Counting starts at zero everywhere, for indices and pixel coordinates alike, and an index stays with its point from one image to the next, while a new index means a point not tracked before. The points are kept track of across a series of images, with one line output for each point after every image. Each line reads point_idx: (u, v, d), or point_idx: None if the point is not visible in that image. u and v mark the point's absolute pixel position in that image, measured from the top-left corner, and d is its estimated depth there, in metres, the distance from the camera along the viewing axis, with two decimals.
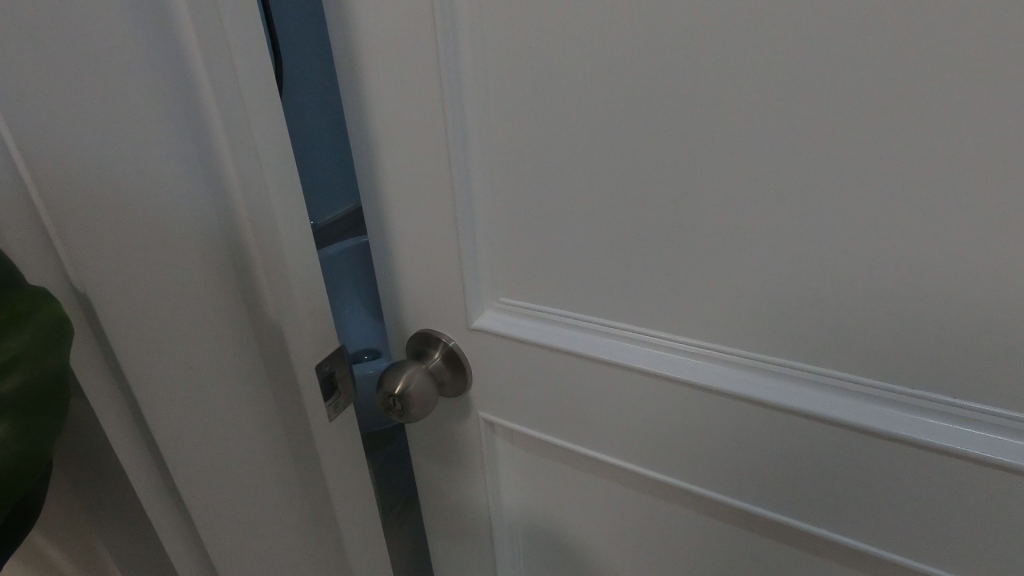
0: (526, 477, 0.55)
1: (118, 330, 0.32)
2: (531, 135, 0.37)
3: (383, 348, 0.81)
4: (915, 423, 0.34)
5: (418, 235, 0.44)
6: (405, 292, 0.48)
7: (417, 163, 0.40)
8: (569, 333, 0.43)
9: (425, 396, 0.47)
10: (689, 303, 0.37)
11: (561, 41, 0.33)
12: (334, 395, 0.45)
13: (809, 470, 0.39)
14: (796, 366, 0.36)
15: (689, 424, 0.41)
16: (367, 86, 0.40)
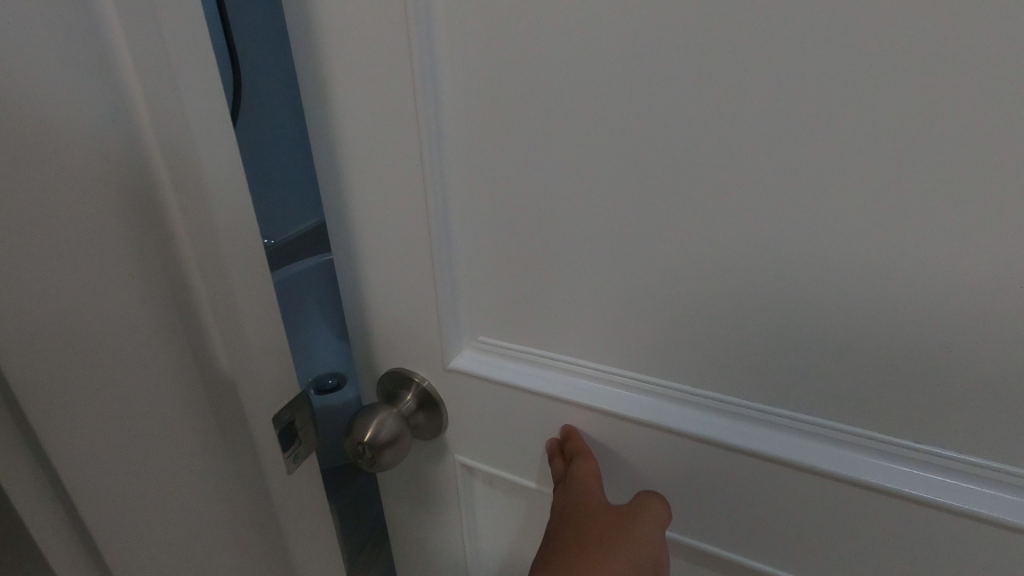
0: (504, 521, 0.52)
1: (40, 398, 0.26)
2: (514, 162, 0.33)
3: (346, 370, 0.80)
4: (909, 478, 0.32)
5: (392, 266, 0.41)
6: (377, 325, 0.45)
7: (390, 190, 0.37)
8: (544, 373, 0.40)
9: (398, 443, 0.43)
10: (684, 349, 0.34)
11: (550, 63, 0.30)
12: (294, 445, 0.41)
13: (794, 521, 0.37)
14: (773, 411, 0.34)
15: (671, 472, 0.39)
16: (337, 107, 0.36)
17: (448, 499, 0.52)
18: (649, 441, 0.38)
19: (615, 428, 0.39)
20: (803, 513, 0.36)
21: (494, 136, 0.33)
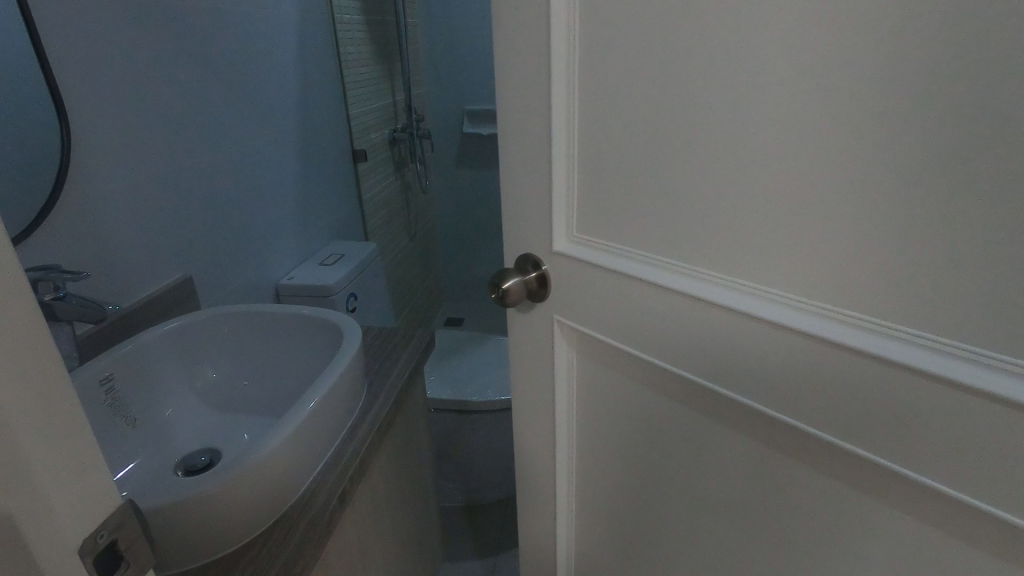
0: (610, 392, 0.60)
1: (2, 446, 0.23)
2: (607, 88, 0.47)
3: (222, 445, 0.74)
4: (897, 348, 0.36)
5: (526, 177, 0.57)
6: (518, 224, 0.60)
7: (528, 117, 0.53)
8: (645, 258, 0.50)
9: (516, 296, 0.61)
10: (776, 197, 0.39)
11: (629, 19, 0.43)
12: (119, 570, 0.29)
13: (817, 395, 0.41)
14: (814, 302, 0.39)
15: (732, 349, 0.45)
16: (508, 62, 0.53)
17: (548, 375, 0.66)
18: (692, 317, 0.47)
19: (682, 306, 0.47)
20: (769, 390, 0.44)
21: (584, 92, 0.49)
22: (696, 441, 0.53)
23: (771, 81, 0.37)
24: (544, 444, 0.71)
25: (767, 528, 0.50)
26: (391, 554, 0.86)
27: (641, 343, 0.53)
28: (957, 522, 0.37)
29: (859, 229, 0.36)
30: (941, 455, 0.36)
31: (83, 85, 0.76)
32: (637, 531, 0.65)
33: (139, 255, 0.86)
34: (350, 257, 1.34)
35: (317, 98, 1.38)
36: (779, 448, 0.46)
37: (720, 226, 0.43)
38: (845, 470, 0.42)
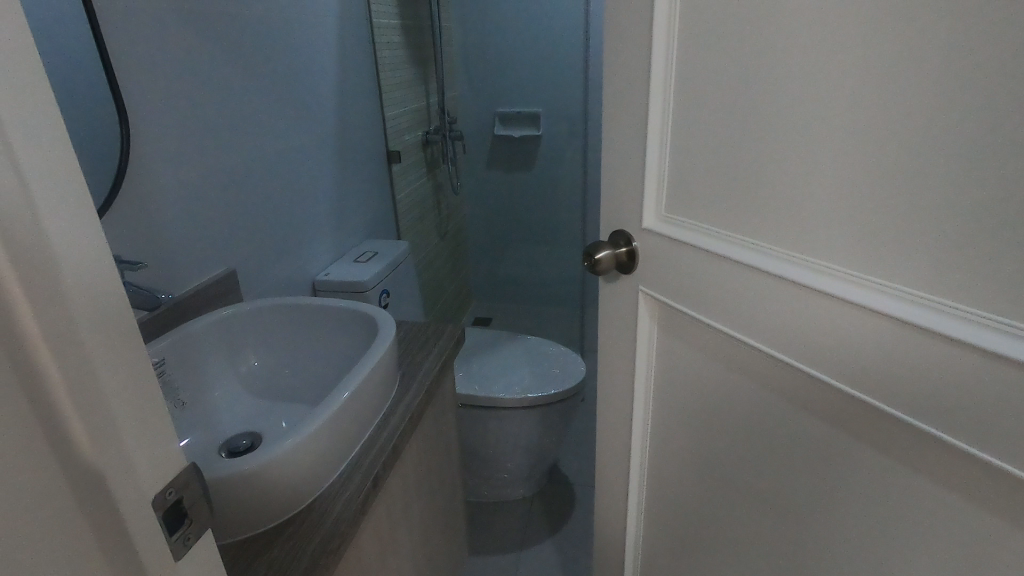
0: (681, 361, 0.66)
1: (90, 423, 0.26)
2: (696, 84, 0.54)
3: (262, 430, 0.77)
4: (925, 314, 0.39)
5: (620, 159, 0.64)
6: (610, 201, 0.68)
7: (627, 105, 0.61)
8: (714, 233, 0.56)
9: (605, 266, 0.68)
10: (820, 175, 0.44)
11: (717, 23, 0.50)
12: (183, 525, 0.32)
13: (846, 356, 0.45)
14: (846, 268, 0.44)
15: (778, 313, 0.50)
16: (613, 59, 0.62)
17: (625, 340, 0.73)
18: (755, 289, 0.52)
19: (739, 275, 0.53)
20: (803, 352, 0.49)
21: (675, 86, 0.56)
22: (750, 408, 0.57)
23: (823, 77, 0.42)
24: (618, 405, 0.79)
25: (807, 496, 0.53)
26: (419, 540, 0.88)
27: (706, 312, 0.58)
28: (967, 486, 0.40)
29: (899, 204, 0.40)
30: (961, 418, 0.38)
31: (140, 92, 0.81)
32: (692, 496, 0.70)
33: (187, 248, 0.91)
34: (383, 255, 1.38)
35: (354, 101, 1.43)
36: (810, 415, 0.50)
37: (783, 205, 0.48)
38: (881, 437, 0.45)
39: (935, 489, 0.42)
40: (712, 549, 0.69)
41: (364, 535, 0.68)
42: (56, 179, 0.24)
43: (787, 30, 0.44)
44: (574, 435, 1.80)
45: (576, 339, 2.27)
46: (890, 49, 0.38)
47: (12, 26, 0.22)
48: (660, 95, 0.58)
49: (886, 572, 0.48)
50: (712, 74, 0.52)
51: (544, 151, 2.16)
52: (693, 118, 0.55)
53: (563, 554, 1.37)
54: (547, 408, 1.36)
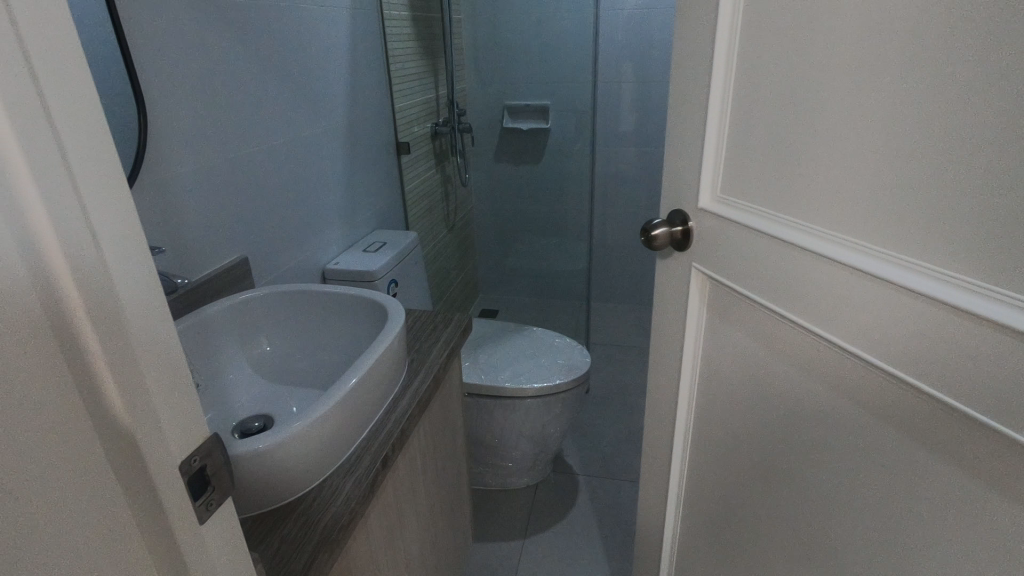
0: (727, 332, 0.73)
1: (133, 403, 0.29)
2: (752, 80, 0.61)
3: (273, 413, 0.79)
4: (934, 286, 0.44)
5: (687, 147, 0.73)
6: (677, 183, 0.77)
7: (694, 98, 0.69)
8: (762, 214, 0.62)
9: (661, 242, 0.79)
10: (849, 162, 0.51)
11: (773, 26, 0.57)
12: (206, 493, 0.34)
13: (865, 322, 0.51)
14: (872, 244, 0.50)
15: (809, 284, 0.56)
16: (686, 58, 0.70)
17: (680, 311, 0.81)
18: (791, 262, 0.58)
19: (777, 250, 0.60)
20: (827, 319, 0.55)
21: (736, 80, 0.63)
22: (781, 374, 0.63)
23: (856, 76, 0.49)
24: (671, 371, 0.87)
25: (827, 454, 0.58)
26: (426, 522, 0.90)
27: (750, 284, 0.65)
28: (962, 446, 0.45)
29: (914, 187, 0.45)
30: (958, 378, 0.43)
31: (160, 87, 0.83)
32: (728, 460, 0.76)
33: (203, 234, 0.93)
34: (392, 245, 1.40)
35: (365, 91, 1.44)
36: (834, 379, 0.56)
37: (821, 186, 0.54)
38: (893, 399, 0.50)
39: (933, 451, 0.47)
40: (744, 509, 0.75)
41: (372, 516, 0.70)
42: (94, 162, 0.26)
43: (827, 33, 0.50)
44: (579, 425, 1.82)
45: (582, 331, 2.28)
46: (914, 52, 0.44)
47: (64, 48, 0.24)
48: (721, 87, 0.65)
49: (891, 527, 0.53)
50: (765, 67, 0.58)
51: (553, 144, 2.17)
52: (747, 108, 0.62)
53: (567, 541, 1.40)
54: (553, 398, 1.38)
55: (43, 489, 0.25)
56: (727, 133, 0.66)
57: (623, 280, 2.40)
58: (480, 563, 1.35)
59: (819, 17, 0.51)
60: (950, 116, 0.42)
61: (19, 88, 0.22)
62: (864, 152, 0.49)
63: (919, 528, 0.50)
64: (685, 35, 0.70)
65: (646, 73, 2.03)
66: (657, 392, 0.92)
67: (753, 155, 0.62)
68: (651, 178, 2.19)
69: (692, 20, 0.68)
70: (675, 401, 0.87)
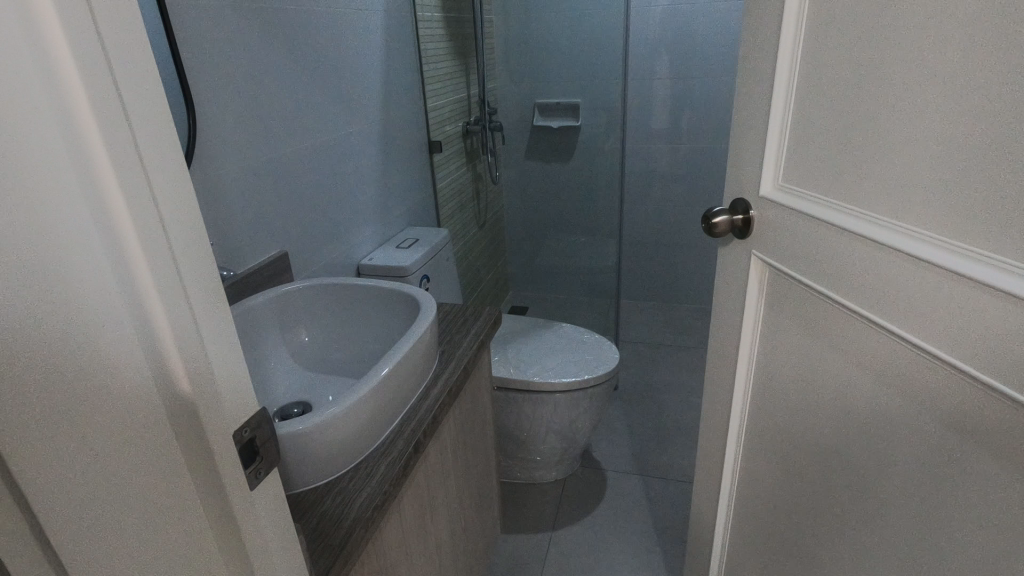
0: (782, 318, 0.74)
1: (189, 372, 0.32)
2: (813, 72, 0.62)
3: (312, 400, 0.83)
4: (983, 270, 0.46)
5: (749, 138, 0.74)
6: (738, 173, 0.78)
7: (758, 90, 0.71)
8: (816, 201, 0.64)
9: (721, 230, 0.80)
10: (905, 151, 0.52)
11: (834, 18, 0.58)
12: (255, 462, 0.37)
13: (914, 305, 0.52)
14: (922, 230, 0.51)
15: (860, 270, 0.58)
16: (751, 50, 0.71)
17: (739, 299, 0.82)
18: (844, 248, 0.60)
19: (830, 237, 0.61)
20: (878, 303, 0.56)
21: (797, 72, 0.64)
22: (834, 360, 0.65)
23: (915, 66, 0.50)
24: (728, 358, 0.88)
25: (877, 438, 0.60)
26: (458, 505, 0.94)
27: (804, 270, 0.67)
28: (1005, 428, 0.46)
29: (967, 176, 0.47)
30: (1005, 362, 0.45)
31: (212, 89, 0.88)
32: (781, 447, 0.78)
33: (246, 230, 0.97)
34: (425, 241, 1.43)
35: (399, 91, 1.48)
36: (884, 362, 0.57)
37: (876, 174, 0.55)
38: (942, 385, 0.51)
39: (979, 434, 0.48)
40: (794, 496, 0.76)
41: (405, 498, 0.73)
42: (159, 156, 0.29)
43: (888, 25, 0.52)
44: (615, 421, 1.83)
45: (612, 328, 2.28)
46: (972, 44, 0.45)
47: (133, 47, 0.27)
48: (786, 76, 0.66)
49: (937, 512, 0.54)
50: (830, 59, 0.59)
51: (585, 142, 2.18)
52: (811, 96, 0.62)
53: (596, 535, 1.41)
54: (582, 392, 1.39)
55: (127, 445, 0.29)
56: (789, 123, 0.66)
57: (657, 278, 2.40)
58: (508, 554, 1.38)
59: (882, 9, 0.52)
60: (1005, 105, 0.43)
61: (104, 93, 0.26)
62: (924, 141, 0.50)
63: (968, 518, 0.51)
64: (753, 25, 0.70)
65: (683, 69, 2.01)
66: (716, 379, 0.93)
67: (813, 144, 0.63)
68: (695, 175, 2.16)
69: (760, 13, 0.69)
70: (731, 389, 0.88)
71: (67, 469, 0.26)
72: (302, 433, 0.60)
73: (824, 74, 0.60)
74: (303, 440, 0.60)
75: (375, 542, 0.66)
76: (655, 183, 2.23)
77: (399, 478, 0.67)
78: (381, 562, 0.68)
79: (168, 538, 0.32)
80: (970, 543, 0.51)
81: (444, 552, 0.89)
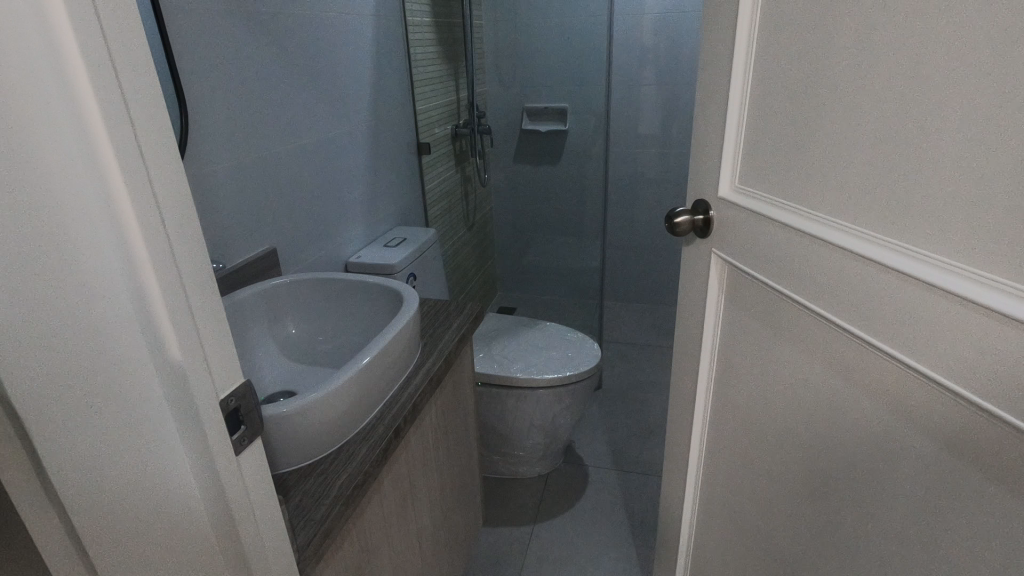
0: (740, 312, 0.78)
1: (182, 345, 0.35)
2: (765, 83, 0.67)
3: (298, 389, 0.87)
4: (916, 265, 0.50)
5: (709, 143, 0.79)
6: (700, 176, 0.83)
7: (716, 99, 0.76)
8: (771, 204, 0.68)
9: (684, 229, 0.85)
10: (848, 157, 0.57)
11: (783, 37, 0.63)
12: (240, 429, 0.41)
13: (858, 298, 0.57)
14: (864, 230, 0.56)
15: (811, 266, 0.62)
16: (711, 61, 0.76)
17: (701, 295, 0.87)
18: (798, 246, 0.64)
19: (784, 236, 0.66)
20: (826, 297, 0.61)
21: (752, 84, 0.69)
22: (789, 351, 0.69)
23: (854, 80, 0.55)
24: (692, 352, 0.92)
25: (829, 423, 0.64)
26: (438, 494, 0.97)
27: (761, 267, 0.71)
28: (938, 408, 0.50)
29: (899, 180, 0.51)
30: (935, 348, 0.49)
31: (205, 89, 0.92)
32: (741, 434, 0.82)
33: (235, 225, 1.00)
34: (411, 240, 1.47)
35: (388, 93, 1.51)
36: (835, 351, 0.62)
37: (823, 177, 0.60)
38: (884, 371, 0.56)
39: (914, 415, 0.53)
40: (754, 482, 0.80)
41: (386, 484, 0.76)
42: (157, 148, 0.33)
43: (830, 43, 0.57)
44: (595, 418, 1.87)
45: (595, 329, 2.33)
46: (898, 62, 0.50)
47: (139, 56, 0.31)
48: (740, 83, 0.71)
49: (878, 489, 0.58)
50: (783, 71, 0.64)
51: (571, 146, 2.22)
52: (765, 103, 0.67)
53: (576, 528, 1.45)
54: (563, 388, 1.43)
55: (119, 406, 0.32)
56: (745, 129, 0.71)
57: (640, 280, 2.45)
58: (490, 548, 1.41)
59: (825, 29, 0.57)
60: (927, 117, 0.48)
61: (108, 87, 0.29)
62: (864, 145, 0.54)
63: (904, 496, 0.55)
64: (713, 37, 0.76)
65: (667, 77, 2.08)
66: (681, 372, 0.98)
67: (767, 147, 0.68)
68: (677, 180, 2.22)
69: (719, 25, 0.74)
70: (695, 381, 0.92)
71: (64, 424, 0.29)
72: (286, 416, 0.63)
73: (777, 85, 0.65)
74: (286, 422, 0.63)
75: (356, 523, 0.69)
76: (639, 187, 2.29)
77: (380, 462, 0.70)
78: (363, 542, 0.71)
79: (154, 493, 0.35)
80: (908, 519, 0.55)
81: (425, 539, 0.93)
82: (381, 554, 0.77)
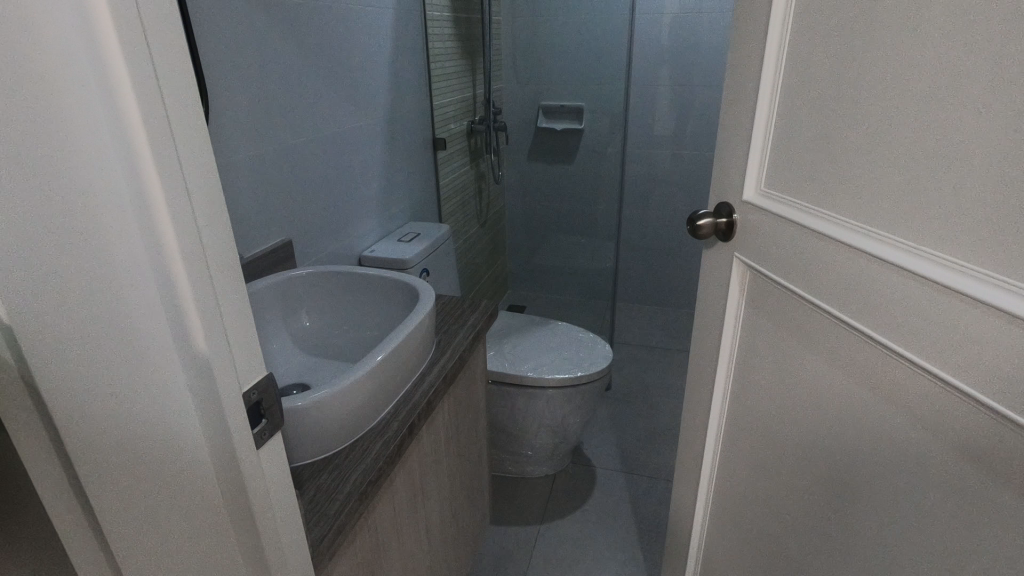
0: (761, 318, 0.77)
1: (206, 338, 0.34)
2: (794, 85, 0.65)
3: (311, 381, 0.86)
4: (948, 274, 0.48)
5: (734, 146, 0.78)
6: (724, 179, 0.82)
7: (743, 101, 0.74)
8: (797, 208, 0.67)
9: (705, 231, 0.84)
10: (877, 162, 0.55)
11: (811, 40, 0.62)
12: (261, 423, 0.40)
13: (883, 307, 0.55)
14: (892, 237, 0.54)
15: (834, 272, 0.61)
16: (738, 63, 0.75)
17: (722, 299, 0.86)
18: (822, 251, 0.62)
19: (809, 242, 0.65)
20: (850, 305, 0.59)
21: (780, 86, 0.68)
22: (810, 358, 0.68)
23: (884, 84, 0.53)
24: (710, 357, 0.91)
25: (849, 434, 0.62)
26: (447, 492, 0.96)
27: (784, 272, 0.70)
28: (964, 422, 0.49)
29: (930, 187, 0.50)
30: (964, 361, 0.48)
31: (222, 79, 0.91)
32: (756, 441, 0.81)
33: (252, 216, 1.01)
34: (425, 236, 1.46)
35: (405, 88, 1.51)
36: (857, 360, 0.60)
37: (852, 182, 0.58)
38: (907, 382, 0.54)
39: (938, 428, 0.51)
40: (768, 490, 0.79)
41: (396, 480, 0.76)
42: (187, 134, 0.32)
43: (860, 46, 0.55)
44: (604, 420, 1.86)
45: (606, 329, 2.31)
46: (932, 68, 0.49)
47: (172, 39, 0.30)
48: (768, 86, 0.69)
49: (898, 503, 0.57)
50: (811, 74, 0.62)
51: (585, 145, 2.21)
52: (793, 106, 0.66)
53: (582, 530, 1.44)
54: (572, 389, 1.42)
55: (140, 397, 0.32)
56: (772, 132, 0.70)
57: (652, 281, 2.43)
58: (495, 547, 1.40)
59: (855, 32, 0.56)
60: (962, 124, 0.47)
61: (142, 69, 0.28)
62: (893, 150, 0.53)
63: (924, 510, 0.54)
64: (740, 38, 0.74)
65: (685, 77, 2.05)
66: (698, 376, 0.96)
67: (795, 151, 0.66)
68: (691, 181, 2.20)
69: (747, 23, 0.72)
70: (711, 386, 0.91)
71: (87, 413, 0.29)
72: (298, 408, 0.62)
73: (806, 88, 0.63)
74: (298, 415, 0.63)
75: (366, 520, 0.68)
76: (653, 188, 2.27)
77: (389, 458, 0.69)
78: (372, 539, 0.70)
79: (174, 484, 0.35)
80: (929, 535, 0.53)
81: (434, 537, 0.92)
82: (391, 551, 0.76)
